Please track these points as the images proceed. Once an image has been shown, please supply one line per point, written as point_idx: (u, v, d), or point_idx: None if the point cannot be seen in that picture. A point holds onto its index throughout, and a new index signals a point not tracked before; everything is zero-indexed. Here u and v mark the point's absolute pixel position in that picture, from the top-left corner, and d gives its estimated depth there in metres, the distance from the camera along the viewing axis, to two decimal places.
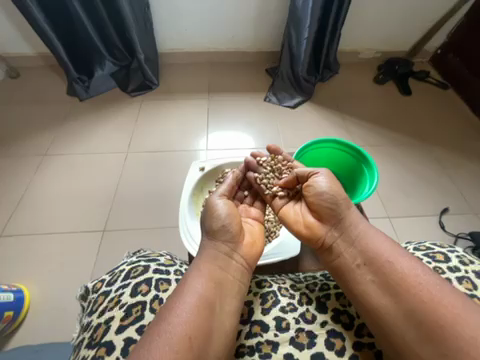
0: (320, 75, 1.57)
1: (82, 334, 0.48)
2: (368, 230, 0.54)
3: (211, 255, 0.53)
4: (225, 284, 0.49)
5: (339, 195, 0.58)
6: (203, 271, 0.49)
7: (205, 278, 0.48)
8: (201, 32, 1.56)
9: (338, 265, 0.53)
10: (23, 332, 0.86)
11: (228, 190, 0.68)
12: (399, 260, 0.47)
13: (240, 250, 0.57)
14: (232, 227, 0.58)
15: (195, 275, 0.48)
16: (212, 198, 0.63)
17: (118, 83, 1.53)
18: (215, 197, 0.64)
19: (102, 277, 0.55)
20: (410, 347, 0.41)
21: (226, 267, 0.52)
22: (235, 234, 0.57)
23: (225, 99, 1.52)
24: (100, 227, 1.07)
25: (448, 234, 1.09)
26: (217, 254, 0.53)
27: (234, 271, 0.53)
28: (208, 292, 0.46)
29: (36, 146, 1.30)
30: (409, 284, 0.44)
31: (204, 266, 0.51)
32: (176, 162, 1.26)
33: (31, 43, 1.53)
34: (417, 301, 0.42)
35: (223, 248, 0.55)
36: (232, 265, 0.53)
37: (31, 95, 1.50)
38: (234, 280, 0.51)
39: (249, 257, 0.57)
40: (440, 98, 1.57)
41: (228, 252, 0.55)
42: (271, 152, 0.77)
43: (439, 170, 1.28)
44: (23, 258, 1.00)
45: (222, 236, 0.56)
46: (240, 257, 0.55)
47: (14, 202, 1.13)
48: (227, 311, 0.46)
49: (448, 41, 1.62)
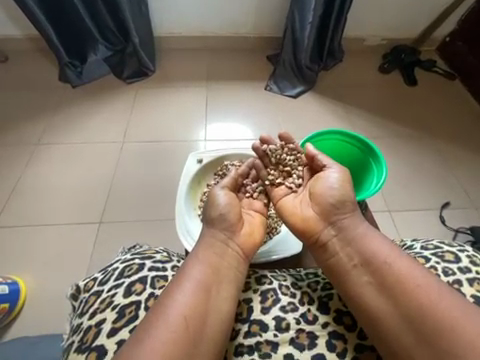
0: (323, 62, 1.50)
1: (72, 337, 0.47)
2: (366, 233, 0.51)
3: (208, 242, 0.53)
4: (222, 271, 0.48)
5: (346, 195, 0.56)
6: (201, 258, 0.49)
7: (205, 264, 0.48)
8: (200, 14, 1.49)
9: (331, 264, 0.51)
10: (20, 324, 0.86)
11: (231, 183, 0.64)
12: (399, 261, 0.46)
13: (237, 238, 0.55)
14: (230, 216, 0.56)
15: (195, 261, 0.48)
16: (213, 189, 0.61)
17: (111, 69, 1.46)
18: (216, 188, 0.62)
19: (94, 276, 0.53)
20: (403, 347, 0.41)
21: (223, 255, 0.51)
22: (233, 224, 0.56)
23: (224, 88, 1.46)
24: (95, 219, 1.05)
25: (448, 228, 1.09)
26: (214, 241, 0.53)
27: (229, 258, 0.51)
28: (205, 278, 0.46)
29: (27, 135, 1.25)
30: (407, 287, 0.43)
31: (202, 254, 0.50)
32: (174, 153, 1.23)
33: (19, 24, 1.44)
34: (414, 305, 0.42)
35: (220, 236, 0.54)
36: (228, 253, 0.52)
37: (20, 81, 1.43)
38: (230, 266, 0.50)
39: (245, 246, 0.56)
40: (446, 90, 1.52)
41: (224, 239, 0.53)
42: (282, 140, 0.72)
43: (442, 164, 1.25)
44: (17, 251, 0.98)
45: (220, 225, 0.55)
46: (236, 246, 0.54)
47: (6, 193, 1.10)
48: (223, 296, 0.45)
49: (457, 28, 1.56)
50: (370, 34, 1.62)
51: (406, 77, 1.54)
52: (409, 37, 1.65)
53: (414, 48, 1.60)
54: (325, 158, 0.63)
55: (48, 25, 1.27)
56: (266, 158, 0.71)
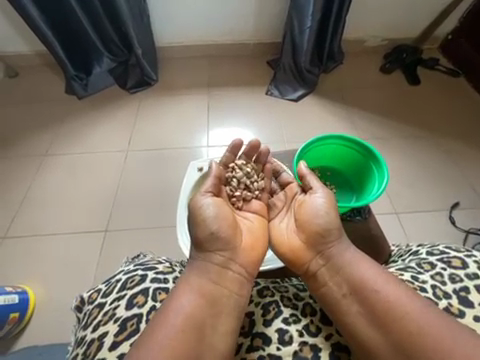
0: (323, 65, 1.51)
1: (76, 349, 0.47)
2: (356, 257, 0.52)
3: (202, 266, 0.51)
4: (218, 301, 0.47)
5: (332, 223, 0.57)
6: (194, 287, 0.48)
7: (196, 294, 0.47)
8: (200, 24, 1.52)
9: (322, 295, 0.50)
10: (30, 331, 0.87)
11: (215, 187, 0.61)
12: (382, 288, 0.46)
13: (238, 258, 0.54)
14: (222, 233, 0.54)
15: (184, 291, 0.47)
16: (195, 198, 0.58)
17: (115, 79, 1.50)
18: (199, 197, 0.58)
19: (98, 287, 0.54)
20: None
21: (220, 281, 0.50)
22: (229, 241, 0.54)
23: (226, 94, 1.48)
24: (102, 227, 1.07)
25: (459, 230, 1.06)
26: (209, 265, 0.51)
27: (229, 283, 0.50)
28: (196, 310, 0.45)
29: (36, 147, 1.29)
30: (389, 314, 0.44)
31: (195, 283, 0.48)
32: (176, 160, 1.24)
33: (28, 40, 1.50)
34: (407, 334, 0.42)
35: (217, 259, 0.52)
36: (227, 277, 0.51)
37: (30, 95, 1.49)
38: (229, 294, 0.49)
39: (247, 263, 0.54)
40: (450, 88, 1.50)
41: (221, 262, 0.52)
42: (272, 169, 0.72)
43: (450, 164, 1.22)
44: (26, 260, 1.00)
45: (212, 246, 0.53)
46: (237, 267, 0.53)
47: (16, 204, 1.13)
48: (220, 332, 0.44)
49: (460, 25, 1.54)
50: (370, 35, 1.61)
51: (408, 77, 1.53)
52: (409, 36, 1.64)
53: (415, 48, 1.59)
54: (312, 180, 0.64)
55: (55, 41, 1.31)
56: (262, 156, 0.71)
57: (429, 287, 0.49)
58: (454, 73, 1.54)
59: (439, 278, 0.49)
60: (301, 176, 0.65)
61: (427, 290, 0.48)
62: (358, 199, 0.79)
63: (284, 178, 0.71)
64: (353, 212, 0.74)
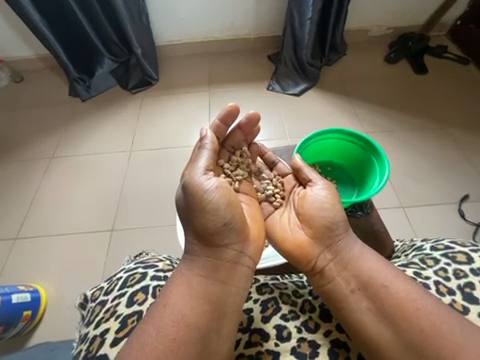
0: (325, 57, 1.48)
1: (80, 345, 0.49)
2: (362, 253, 0.52)
3: (209, 264, 0.50)
4: (225, 301, 0.47)
5: (337, 216, 0.56)
6: (194, 288, 0.47)
7: (198, 296, 0.46)
8: (199, 21, 1.50)
9: (329, 291, 0.49)
10: (43, 328, 0.91)
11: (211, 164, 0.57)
12: (394, 285, 0.46)
13: (248, 249, 0.55)
14: (231, 222, 0.52)
15: (183, 295, 0.46)
16: (194, 176, 0.53)
17: (117, 80, 1.52)
18: (199, 176, 0.53)
19: (100, 285, 0.56)
20: None
21: (228, 278, 0.50)
22: (240, 231, 0.54)
23: (226, 91, 1.47)
24: (108, 226, 1.09)
25: (468, 223, 1.03)
26: (220, 262, 0.51)
27: (237, 280, 0.50)
28: (196, 314, 0.44)
29: (42, 150, 1.32)
30: (398, 312, 0.43)
31: (196, 284, 0.47)
32: (178, 159, 1.25)
33: (32, 44, 1.52)
34: (416, 332, 0.41)
35: (228, 255, 0.52)
36: (235, 274, 0.51)
37: (35, 98, 1.52)
38: (237, 290, 0.49)
39: (255, 254, 0.56)
40: (459, 76, 1.44)
41: (233, 257, 0.52)
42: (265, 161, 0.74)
43: (459, 155, 1.18)
44: (37, 259, 1.03)
45: (224, 240, 0.52)
46: (248, 260, 0.54)
47: (25, 206, 1.16)
48: (224, 334, 0.44)
49: (469, 10, 1.47)
50: (375, 24, 1.56)
51: (414, 66, 1.48)
52: (415, 24, 1.58)
53: (422, 35, 1.53)
54: (310, 173, 0.64)
55: (57, 45, 1.33)
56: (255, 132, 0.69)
57: (432, 283, 0.48)
58: (463, 61, 1.48)
59: (442, 274, 0.48)
60: (298, 170, 0.66)
61: (429, 286, 0.48)
62: (361, 194, 0.78)
63: (281, 169, 0.73)
64: (355, 207, 0.73)
